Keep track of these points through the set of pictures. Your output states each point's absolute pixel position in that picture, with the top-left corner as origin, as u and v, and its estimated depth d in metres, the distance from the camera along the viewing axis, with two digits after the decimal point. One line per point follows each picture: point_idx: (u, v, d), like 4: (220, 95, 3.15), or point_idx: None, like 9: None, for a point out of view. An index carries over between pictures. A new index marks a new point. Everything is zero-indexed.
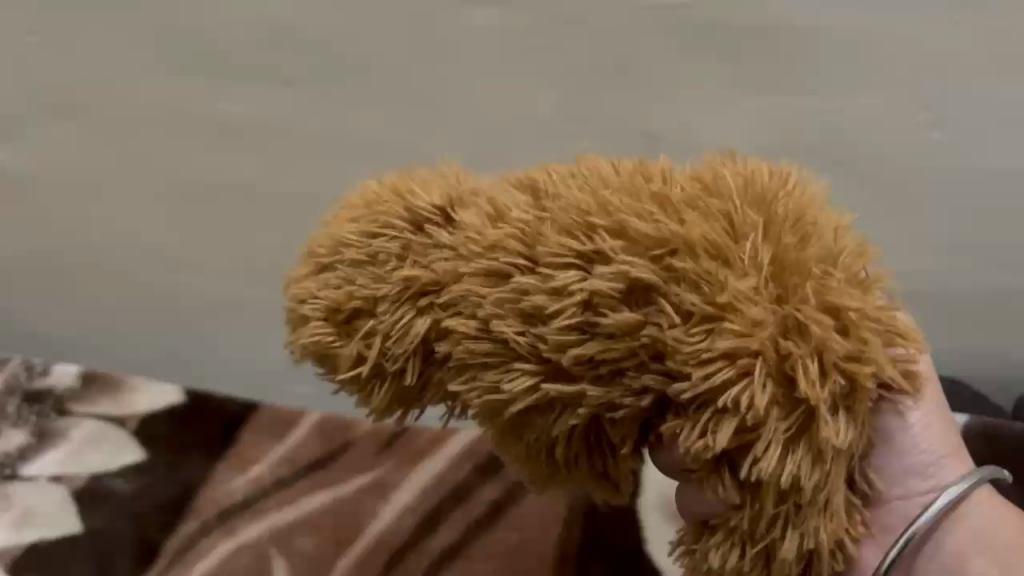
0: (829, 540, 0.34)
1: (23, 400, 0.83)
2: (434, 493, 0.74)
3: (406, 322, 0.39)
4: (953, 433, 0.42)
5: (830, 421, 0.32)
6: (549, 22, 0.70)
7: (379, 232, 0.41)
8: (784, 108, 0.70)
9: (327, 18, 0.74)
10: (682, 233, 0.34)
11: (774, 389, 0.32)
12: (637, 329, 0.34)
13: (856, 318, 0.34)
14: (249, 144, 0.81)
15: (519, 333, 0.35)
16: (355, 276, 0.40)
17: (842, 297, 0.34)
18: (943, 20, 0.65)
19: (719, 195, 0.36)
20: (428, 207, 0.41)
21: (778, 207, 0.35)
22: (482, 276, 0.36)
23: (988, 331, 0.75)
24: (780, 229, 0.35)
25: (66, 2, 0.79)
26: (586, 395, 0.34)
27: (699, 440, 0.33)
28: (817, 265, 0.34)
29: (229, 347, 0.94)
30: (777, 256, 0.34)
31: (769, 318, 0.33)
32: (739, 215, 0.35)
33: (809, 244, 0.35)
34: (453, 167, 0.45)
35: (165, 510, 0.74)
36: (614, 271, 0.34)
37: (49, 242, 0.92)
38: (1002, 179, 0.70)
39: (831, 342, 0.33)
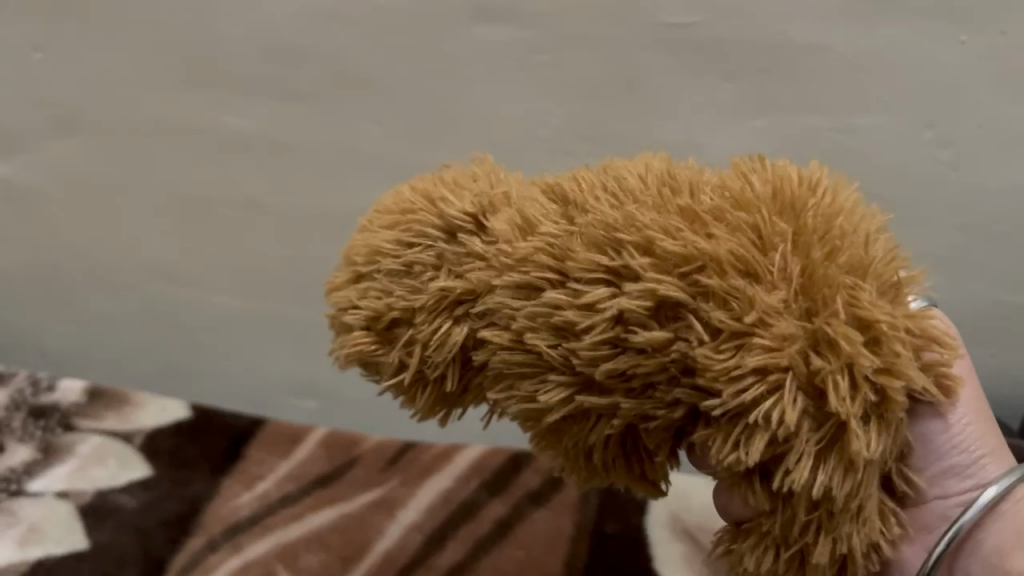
0: (864, 544, 0.34)
1: (28, 414, 0.84)
2: (442, 509, 0.74)
3: (444, 332, 0.39)
4: (994, 428, 0.40)
5: (862, 433, 0.32)
6: (556, 39, 0.71)
7: (415, 242, 0.40)
8: (788, 125, 0.70)
9: (334, 34, 0.74)
10: (710, 249, 0.33)
11: (804, 402, 0.32)
12: (670, 343, 0.33)
13: (888, 330, 0.33)
14: (256, 159, 0.81)
15: (552, 346, 0.35)
16: (392, 287, 0.40)
17: (874, 309, 0.33)
18: (949, 39, 0.66)
19: (748, 205, 0.35)
20: (460, 215, 0.40)
21: (808, 216, 0.35)
22: (514, 288, 0.36)
23: (989, 349, 0.75)
24: (810, 240, 0.34)
25: (74, 16, 0.80)
26: (620, 405, 0.34)
27: (732, 453, 0.33)
28: (847, 275, 0.34)
29: (232, 361, 0.94)
30: (808, 267, 0.33)
31: (798, 332, 0.32)
32: (768, 225, 0.34)
33: (840, 256, 0.34)
34: (484, 167, 0.44)
35: (171, 526, 0.73)
36: (643, 288, 0.33)
37: (53, 255, 0.92)
38: (1004, 199, 0.70)
39: (863, 358, 0.32)
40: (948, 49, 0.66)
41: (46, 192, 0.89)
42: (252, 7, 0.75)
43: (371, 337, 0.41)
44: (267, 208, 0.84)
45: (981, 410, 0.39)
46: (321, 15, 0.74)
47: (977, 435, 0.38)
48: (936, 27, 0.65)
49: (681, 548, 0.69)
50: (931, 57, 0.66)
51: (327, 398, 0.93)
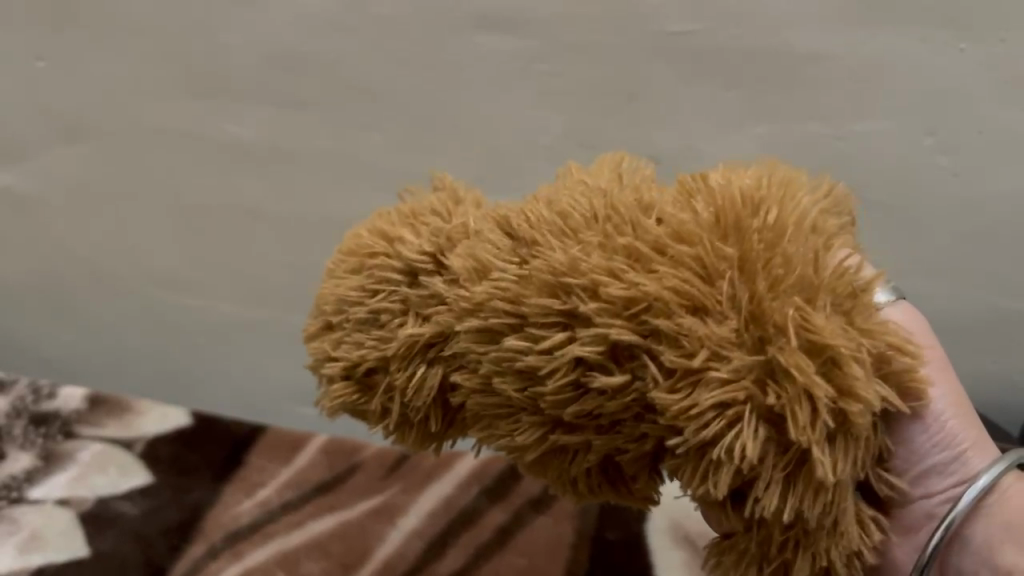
0: (843, 557, 0.35)
1: (29, 422, 0.84)
2: (442, 516, 0.73)
3: (420, 376, 0.39)
4: (974, 419, 0.39)
5: (826, 458, 0.32)
6: (556, 48, 0.71)
7: (379, 288, 0.41)
8: (790, 132, 0.70)
9: (336, 42, 0.74)
10: (655, 289, 0.34)
11: (766, 432, 0.32)
12: (631, 382, 0.34)
13: (846, 352, 0.33)
14: (257, 166, 0.81)
15: (518, 389, 0.36)
16: (363, 338, 0.41)
17: (827, 330, 0.33)
18: (949, 47, 0.66)
19: (691, 233, 0.35)
20: (419, 256, 0.40)
21: (753, 237, 0.35)
22: (476, 334, 0.37)
23: (990, 356, 0.75)
24: (756, 265, 0.34)
25: (76, 25, 0.80)
26: (592, 442, 0.35)
27: (702, 485, 0.34)
28: (794, 296, 0.33)
29: (233, 368, 0.94)
30: (757, 293, 0.33)
31: (747, 362, 0.33)
32: (711, 256, 0.34)
33: (788, 278, 0.34)
34: (441, 196, 0.44)
35: (171, 534, 0.73)
36: (594, 334, 0.34)
37: (55, 263, 0.92)
38: (1005, 206, 0.70)
39: (818, 385, 0.32)
40: (948, 57, 0.66)
41: (47, 200, 0.89)
42: (254, 15, 0.75)
43: (352, 389, 0.41)
44: (267, 215, 0.84)
45: (962, 403, 0.39)
46: (321, 24, 0.74)
47: (955, 428, 0.38)
48: (936, 34, 0.65)
49: (681, 554, 0.69)
50: (932, 65, 0.66)
51: None
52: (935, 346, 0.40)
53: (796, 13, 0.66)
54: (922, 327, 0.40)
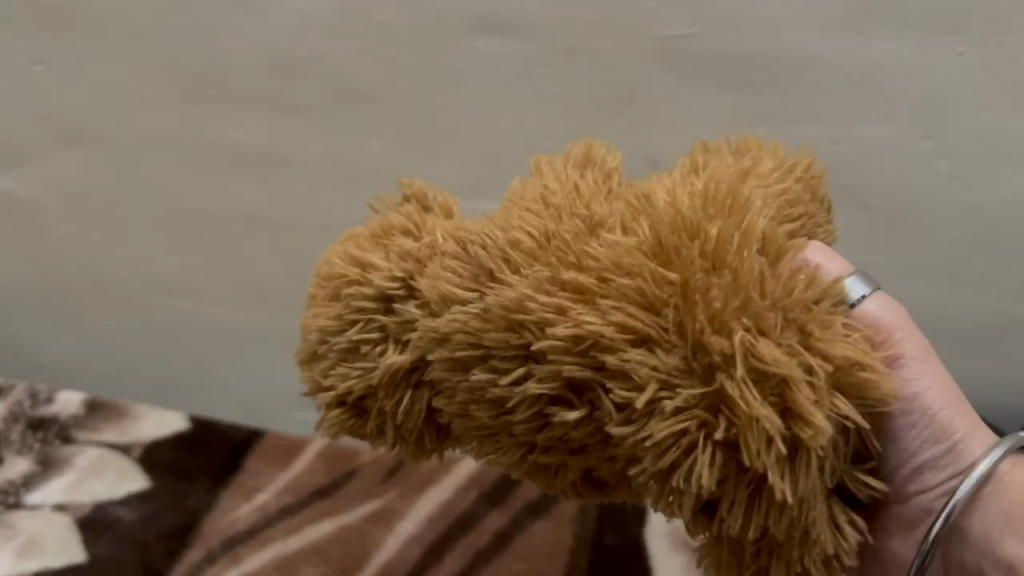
0: (820, 561, 0.36)
1: (27, 427, 0.84)
2: (440, 519, 0.73)
3: (407, 401, 0.41)
4: (962, 405, 0.41)
5: (782, 482, 0.33)
6: (553, 52, 0.71)
7: (355, 318, 0.41)
8: (790, 137, 0.70)
9: (335, 47, 0.74)
10: (602, 325, 0.34)
11: (722, 458, 0.34)
12: (589, 413, 0.36)
13: (793, 374, 0.33)
14: (256, 171, 0.81)
15: (493, 417, 0.38)
16: (349, 369, 0.41)
17: (772, 355, 0.33)
18: (946, 51, 0.66)
19: (636, 260, 0.36)
20: (389, 283, 0.41)
21: (693, 262, 0.35)
22: (446, 365, 0.38)
23: (991, 360, 0.75)
24: (701, 291, 0.35)
25: (74, 31, 0.80)
26: (568, 461, 0.38)
27: (671, 507, 0.36)
28: (738, 321, 0.34)
29: (231, 373, 0.94)
30: (702, 322, 0.34)
31: (698, 392, 0.34)
32: (654, 286, 0.35)
33: (733, 303, 0.34)
34: (410, 208, 0.45)
35: (168, 538, 0.73)
36: (550, 370, 0.35)
37: (53, 269, 0.92)
38: (1004, 210, 0.70)
39: (764, 415, 0.33)
40: (945, 61, 0.66)
41: (47, 205, 0.89)
42: (254, 20, 0.75)
43: (347, 415, 0.42)
44: (266, 220, 0.84)
45: (951, 395, 0.41)
46: (321, 28, 0.74)
47: (945, 421, 0.40)
48: (932, 39, 0.66)
49: (681, 558, 0.69)
50: (931, 70, 0.67)
51: None
52: (920, 341, 0.42)
53: (796, 17, 0.66)
54: (908, 323, 0.42)
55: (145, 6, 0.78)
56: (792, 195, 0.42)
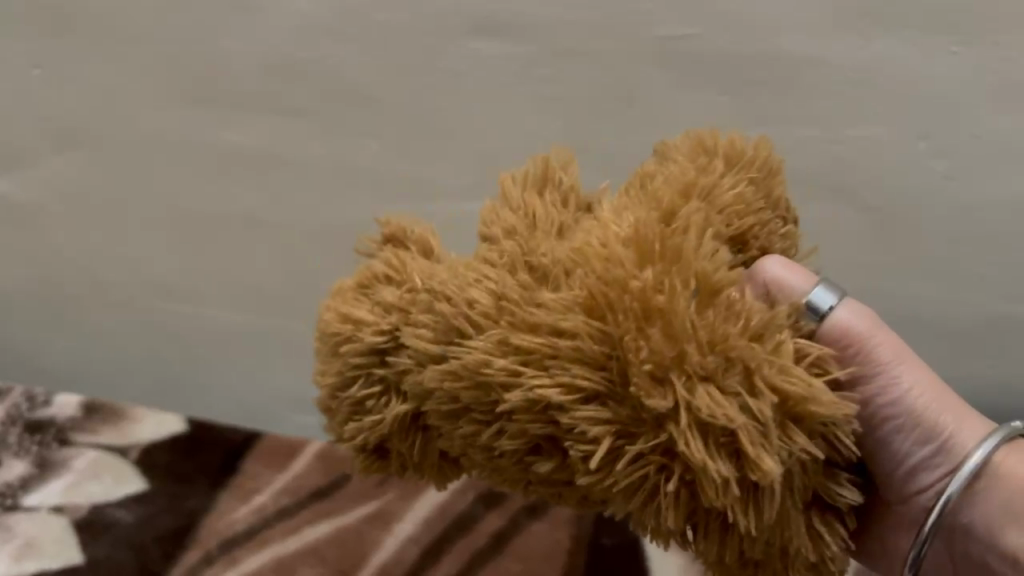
0: (803, 565, 0.40)
1: (24, 430, 0.84)
2: (438, 521, 0.73)
3: (419, 443, 0.46)
4: (951, 401, 0.43)
5: (742, 513, 0.37)
6: (550, 53, 0.71)
7: (358, 375, 0.46)
8: (786, 137, 0.70)
9: (332, 48, 0.75)
10: (550, 387, 0.38)
11: (684, 498, 0.37)
12: (563, 460, 0.40)
13: (733, 423, 0.36)
14: (254, 173, 0.82)
15: (486, 460, 0.42)
16: (362, 419, 0.46)
17: (712, 407, 0.36)
18: (941, 51, 0.66)
19: (572, 318, 0.38)
20: (378, 339, 0.45)
21: (624, 318, 0.37)
22: (439, 414, 0.43)
23: (988, 360, 0.75)
24: (638, 346, 0.37)
25: (72, 33, 0.80)
26: (561, 492, 0.42)
27: (655, 536, 0.39)
28: (677, 373, 0.37)
29: (230, 375, 0.94)
30: (642, 377, 0.37)
31: (650, 443, 0.37)
32: (590, 344, 0.38)
33: (670, 352, 0.37)
34: (393, 256, 0.48)
35: (166, 540, 0.73)
36: (517, 428, 0.39)
37: (51, 271, 0.92)
38: (1001, 210, 0.70)
39: (711, 463, 0.36)
40: (942, 62, 0.66)
41: (46, 207, 0.89)
42: (254, 21, 0.75)
43: (372, 458, 0.47)
44: (265, 222, 0.84)
45: (939, 391, 0.43)
46: (321, 30, 0.74)
47: (937, 419, 0.42)
48: (928, 39, 0.66)
49: (680, 560, 0.69)
50: (930, 71, 0.67)
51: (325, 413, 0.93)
52: (898, 342, 0.43)
53: (795, 17, 0.67)
54: (884, 326, 0.43)
55: (145, 8, 0.78)
56: (743, 203, 0.44)
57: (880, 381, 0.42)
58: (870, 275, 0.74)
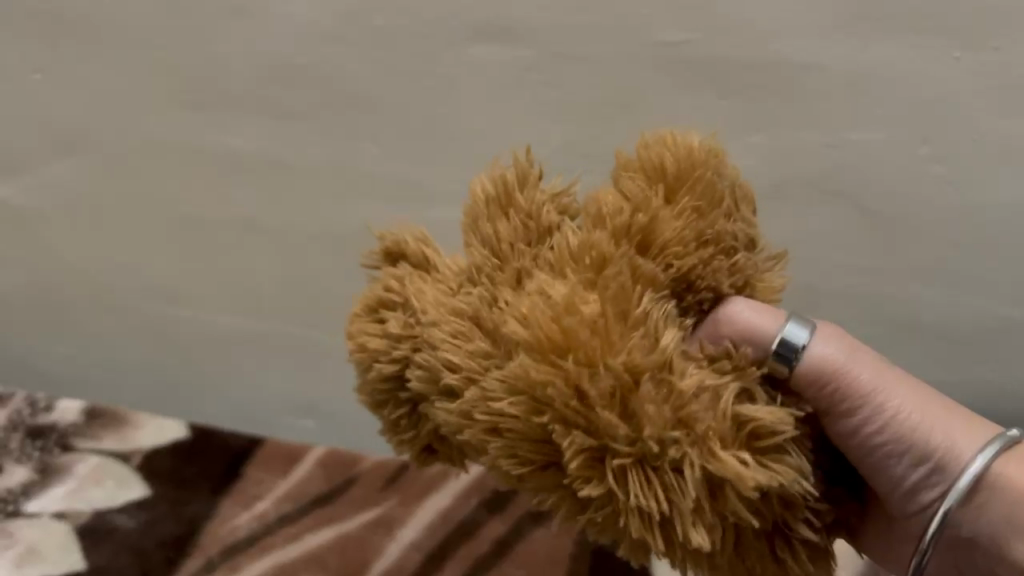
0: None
1: (26, 435, 0.84)
2: (439, 529, 0.73)
3: (456, 450, 0.49)
4: (947, 414, 0.43)
5: (692, 560, 0.39)
6: (551, 59, 0.71)
7: (386, 399, 0.49)
8: (784, 141, 0.70)
9: (331, 53, 0.74)
10: (512, 458, 0.40)
11: (642, 547, 0.40)
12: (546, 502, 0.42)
13: (660, 509, 0.37)
14: (254, 178, 0.82)
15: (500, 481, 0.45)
16: (398, 434, 0.49)
17: (638, 497, 0.37)
18: (942, 55, 0.66)
19: (511, 402, 0.39)
20: (393, 370, 0.48)
21: (552, 408, 0.38)
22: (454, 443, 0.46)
23: (988, 363, 0.76)
24: (569, 434, 0.38)
25: (69, 38, 0.80)
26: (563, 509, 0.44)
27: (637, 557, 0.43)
28: (607, 459, 0.38)
29: (232, 381, 0.94)
30: (573, 465, 0.38)
31: (599, 513, 0.39)
32: (531, 426, 0.39)
33: (598, 442, 0.38)
34: (405, 273, 0.50)
35: (168, 547, 0.72)
36: (502, 478, 0.42)
37: (50, 276, 0.92)
38: (1002, 214, 0.70)
39: (648, 538, 0.38)
40: (942, 65, 0.66)
41: (45, 212, 0.89)
42: (251, 26, 0.75)
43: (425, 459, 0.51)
44: (265, 228, 0.84)
45: (931, 406, 0.43)
46: (319, 35, 0.74)
47: (933, 435, 0.42)
48: (928, 42, 0.66)
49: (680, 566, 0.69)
50: (930, 73, 0.66)
51: (325, 418, 0.94)
52: (877, 366, 0.43)
53: (793, 21, 0.66)
54: (861, 353, 0.43)
55: (140, 12, 0.77)
56: (682, 242, 0.42)
57: (870, 412, 0.41)
58: (871, 279, 0.74)
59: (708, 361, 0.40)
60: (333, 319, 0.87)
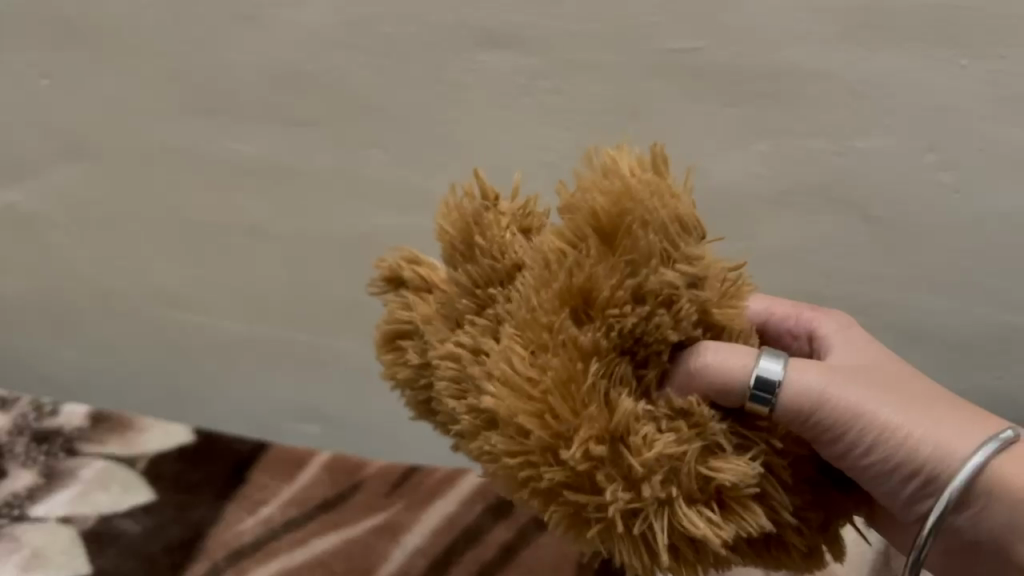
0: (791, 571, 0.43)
1: (31, 440, 0.84)
2: (444, 535, 0.73)
3: None
4: (937, 422, 0.42)
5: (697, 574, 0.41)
6: (560, 66, 0.71)
7: (425, 411, 0.52)
8: (792, 149, 0.70)
9: (336, 59, 0.74)
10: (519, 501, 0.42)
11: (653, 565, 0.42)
12: None
13: (643, 564, 0.39)
14: (260, 184, 0.82)
15: None
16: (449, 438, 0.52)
17: (620, 555, 0.39)
18: (949, 64, 0.66)
19: (497, 467, 0.41)
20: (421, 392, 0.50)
21: (529, 481, 0.40)
22: None
23: (989, 368, 0.78)
24: (549, 499, 0.40)
25: (76, 43, 0.80)
26: None
27: None
28: (586, 524, 0.39)
29: (238, 387, 0.95)
30: (561, 525, 0.40)
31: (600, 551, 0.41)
32: (518, 488, 0.41)
33: (576, 508, 0.39)
34: (411, 296, 0.51)
35: (173, 551, 0.72)
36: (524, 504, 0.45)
37: (55, 281, 0.93)
38: (1005, 222, 0.71)
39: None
40: (949, 74, 0.66)
41: (52, 217, 0.89)
42: (257, 32, 0.75)
43: None
44: (270, 235, 0.84)
45: (920, 415, 0.42)
46: (323, 42, 0.74)
47: (930, 437, 0.42)
48: (936, 51, 0.66)
49: None
50: (933, 83, 0.67)
51: (330, 424, 0.95)
52: (859, 384, 0.43)
53: (800, 30, 0.66)
54: (839, 377, 0.43)
55: (145, 16, 0.77)
56: (622, 301, 0.39)
57: (860, 425, 0.41)
58: (872, 286, 0.75)
59: (676, 416, 0.40)
60: (336, 325, 0.88)
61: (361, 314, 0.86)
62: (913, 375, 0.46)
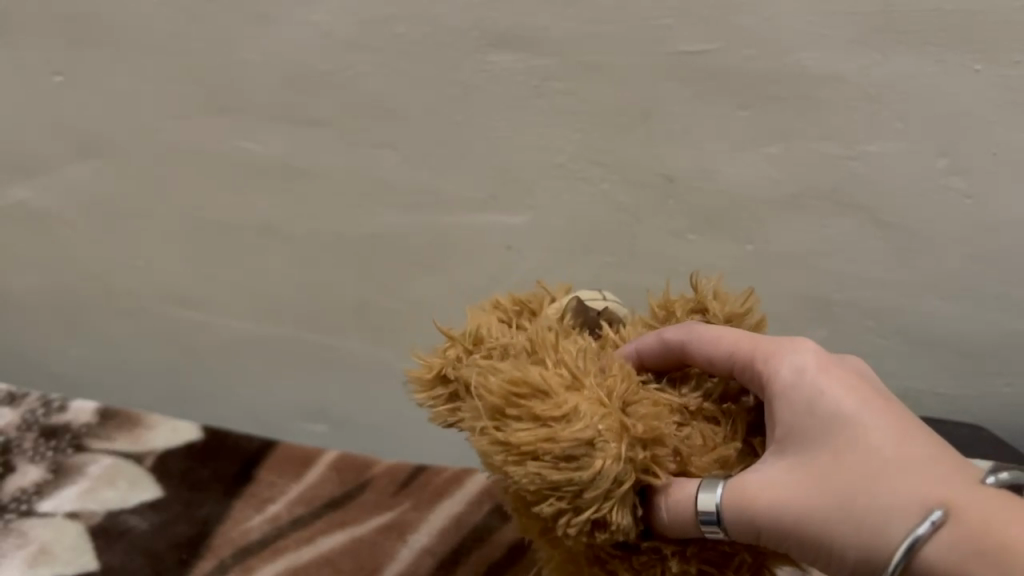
0: None
1: (39, 435, 0.84)
2: (453, 535, 0.73)
3: None
4: (855, 522, 0.40)
5: None
6: (571, 68, 0.71)
7: None
8: (803, 153, 0.70)
9: (348, 57, 0.74)
10: None
11: None
12: None
13: None
14: (271, 184, 0.82)
15: None
16: None
17: None
18: (962, 68, 0.66)
19: None
20: None
21: None
22: None
23: (999, 374, 0.78)
24: None
25: (88, 39, 0.80)
26: None
27: None
28: None
29: (247, 387, 0.95)
30: None
31: None
32: None
33: None
34: None
35: (182, 548, 0.72)
36: None
37: (66, 276, 0.93)
38: (1015, 226, 0.70)
39: None
40: (962, 78, 0.66)
41: (64, 214, 0.89)
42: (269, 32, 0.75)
43: None
44: (282, 234, 0.84)
45: (839, 518, 0.40)
46: (335, 42, 0.74)
47: (854, 538, 0.40)
48: (949, 54, 0.65)
49: None
50: (944, 87, 0.66)
51: (339, 425, 0.95)
52: (789, 480, 0.42)
53: (813, 32, 0.66)
54: (769, 479, 0.43)
55: (157, 15, 0.77)
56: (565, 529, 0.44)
57: (795, 539, 0.42)
58: (883, 290, 0.75)
59: (661, 557, 0.44)
60: (345, 325, 0.88)
61: (371, 314, 0.87)
62: (861, 421, 0.42)
